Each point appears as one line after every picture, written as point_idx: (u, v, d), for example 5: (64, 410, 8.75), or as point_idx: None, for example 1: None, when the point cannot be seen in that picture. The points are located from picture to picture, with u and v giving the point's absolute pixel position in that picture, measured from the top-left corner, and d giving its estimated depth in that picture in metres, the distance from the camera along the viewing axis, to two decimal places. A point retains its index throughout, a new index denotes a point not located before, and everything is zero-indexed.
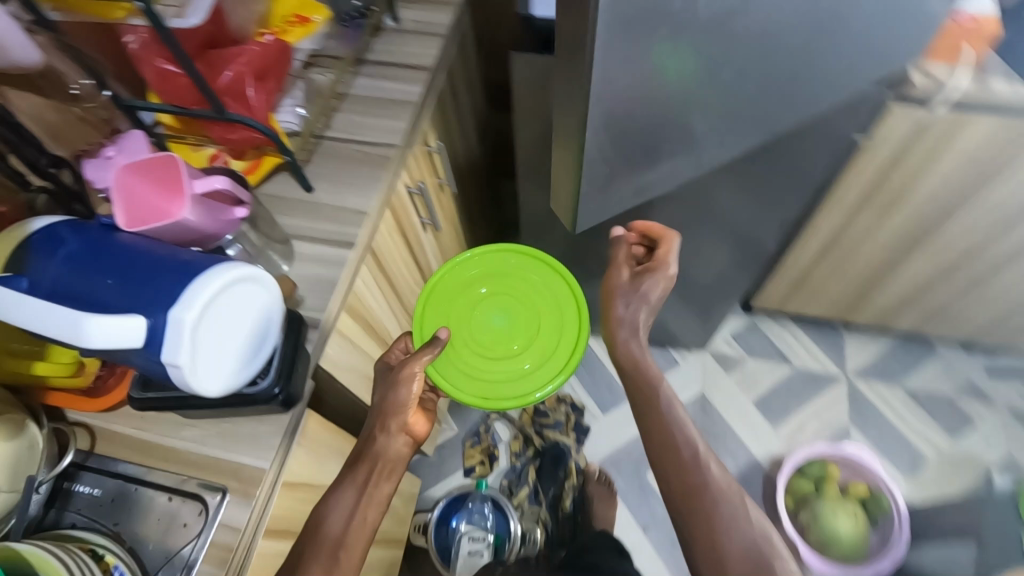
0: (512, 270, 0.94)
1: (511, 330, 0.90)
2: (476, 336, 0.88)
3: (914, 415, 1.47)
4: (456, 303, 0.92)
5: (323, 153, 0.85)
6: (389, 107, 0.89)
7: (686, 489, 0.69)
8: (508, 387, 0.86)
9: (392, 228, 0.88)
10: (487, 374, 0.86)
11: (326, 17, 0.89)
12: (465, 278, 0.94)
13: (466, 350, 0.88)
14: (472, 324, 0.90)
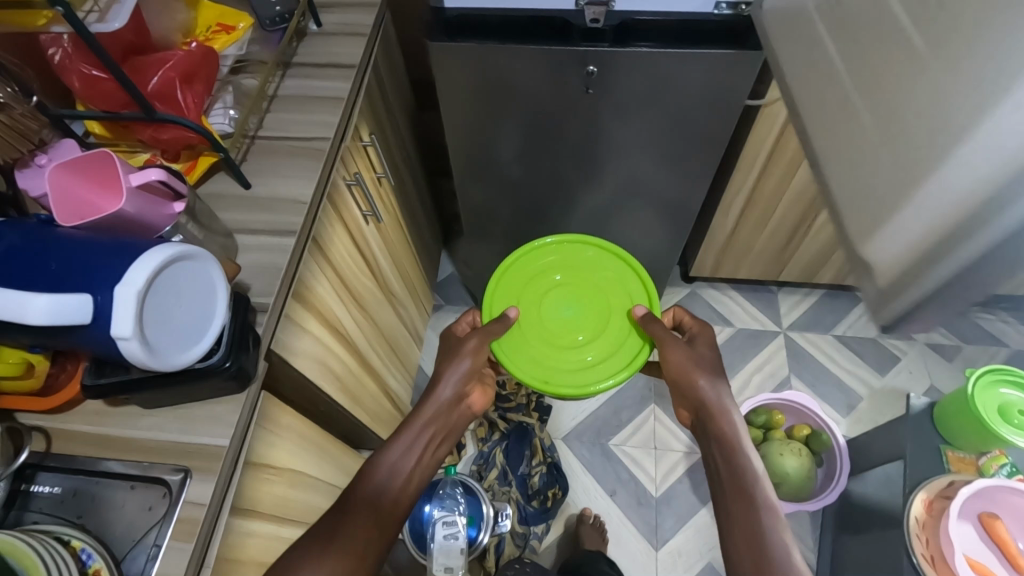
0: (585, 266, 1.09)
1: (580, 323, 1.03)
2: (547, 327, 1.02)
3: (845, 358, 1.60)
4: (530, 288, 1.07)
5: (256, 150, 0.88)
6: (320, 103, 0.93)
7: (743, 494, 0.77)
8: (572, 375, 0.97)
9: (335, 218, 0.92)
10: (553, 360, 0.99)
11: (251, 24, 0.94)
12: (539, 267, 1.09)
13: (538, 335, 1.01)
14: (543, 314, 1.04)
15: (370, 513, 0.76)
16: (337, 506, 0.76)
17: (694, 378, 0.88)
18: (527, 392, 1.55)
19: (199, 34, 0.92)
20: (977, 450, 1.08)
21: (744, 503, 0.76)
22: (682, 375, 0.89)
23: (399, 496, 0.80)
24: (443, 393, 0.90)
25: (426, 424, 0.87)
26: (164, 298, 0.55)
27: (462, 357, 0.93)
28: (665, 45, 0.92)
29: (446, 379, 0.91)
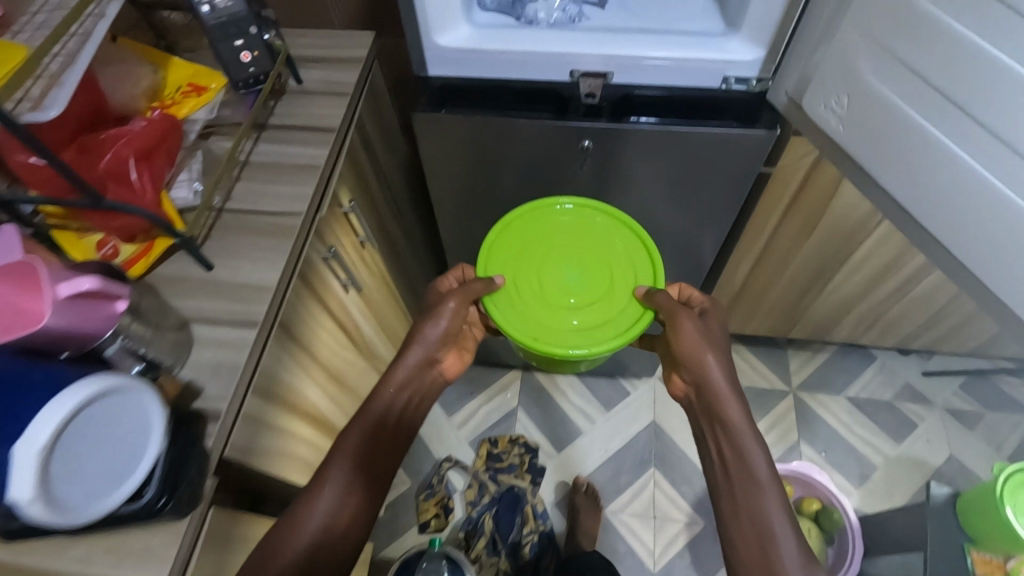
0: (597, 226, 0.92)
1: (581, 289, 0.86)
2: (544, 289, 0.86)
3: (858, 423, 1.51)
4: (530, 249, 0.91)
5: (222, 226, 0.82)
6: (293, 171, 0.87)
7: (738, 484, 0.73)
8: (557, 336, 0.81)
9: (306, 295, 0.85)
10: (547, 324, 0.83)
11: (224, 84, 0.88)
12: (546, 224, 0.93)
13: (533, 298, 0.85)
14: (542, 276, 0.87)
15: (351, 484, 0.71)
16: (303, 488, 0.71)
17: (703, 356, 0.77)
18: (519, 451, 1.48)
19: (168, 94, 0.86)
20: (1004, 552, 0.97)
21: (746, 498, 0.71)
22: (692, 355, 0.78)
23: (382, 458, 0.75)
24: (416, 357, 0.80)
25: (399, 389, 0.79)
26: (81, 439, 0.48)
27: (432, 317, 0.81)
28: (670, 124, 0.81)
29: (415, 347, 0.81)
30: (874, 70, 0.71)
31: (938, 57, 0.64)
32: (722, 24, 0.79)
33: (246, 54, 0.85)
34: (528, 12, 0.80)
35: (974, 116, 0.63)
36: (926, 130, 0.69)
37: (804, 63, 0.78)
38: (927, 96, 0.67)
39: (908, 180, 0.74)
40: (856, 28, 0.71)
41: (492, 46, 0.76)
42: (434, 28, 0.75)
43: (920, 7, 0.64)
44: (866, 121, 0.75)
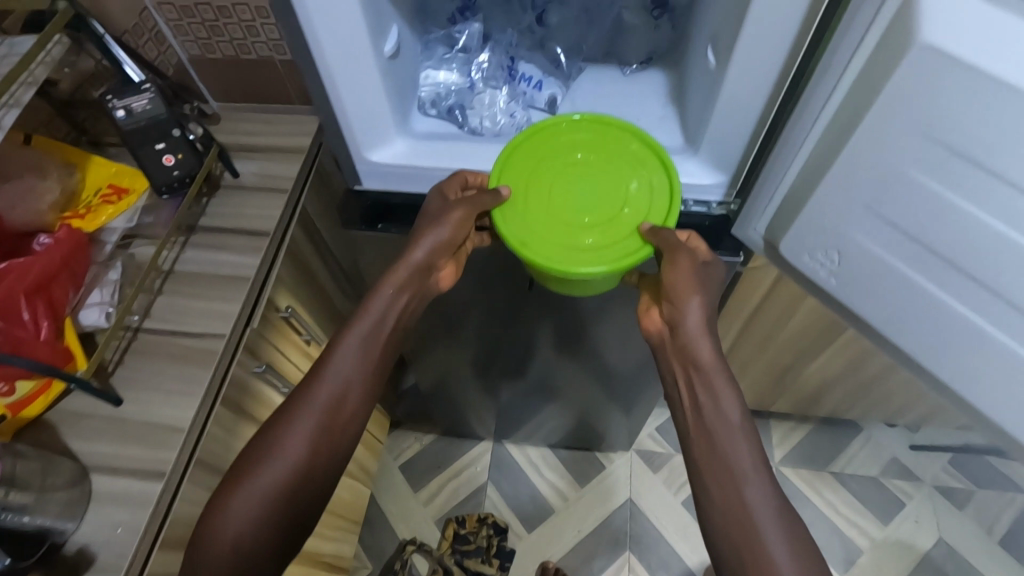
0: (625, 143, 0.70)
1: (591, 207, 0.67)
2: (548, 196, 0.68)
3: (843, 500, 1.44)
4: (542, 156, 0.70)
5: (137, 349, 0.75)
6: (218, 284, 0.80)
7: (702, 429, 0.68)
8: (565, 254, 0.65)
9: (230, 420, 0.78)
10: (543, 234, 0.66)
11: (146, 189, 0.81)
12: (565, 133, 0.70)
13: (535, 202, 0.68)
14: (548, 183, 0.68)
15: (348, 384, 0.70)
16: (286, 409, 0.69)
17: (686, 301, 0.68)
18: (488, 533, 1.40)
19: (86, 198, 0.80)
20: None
21: (712, 441, 0.67)
22: (687, 290, 0.68)
23: (380, 357, 0.73)
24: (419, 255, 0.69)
25: (397, 292, 0.72)
26: None
27: (433, 212, 0.68)
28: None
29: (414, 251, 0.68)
30: (871, 237, 0.62)
31: (945, 230, 0.55)
32: (682, 136, 0.72)
33: (168, 158, 0.78)
34: (471, 119, 0.72)
35: (1005, 296, 0.55)
36: (938, 297, 0.60)
37: (774, 204, 0.68)
38: (940, 269, 0.58)
39: (926, 333, 0.64)
40: (839, 196, 0.60)
41: (429, 161, 0.70)
42: (364, 143, 0.68)
43: (924, 184, 0.54)
44: (864, 280, 0.65)
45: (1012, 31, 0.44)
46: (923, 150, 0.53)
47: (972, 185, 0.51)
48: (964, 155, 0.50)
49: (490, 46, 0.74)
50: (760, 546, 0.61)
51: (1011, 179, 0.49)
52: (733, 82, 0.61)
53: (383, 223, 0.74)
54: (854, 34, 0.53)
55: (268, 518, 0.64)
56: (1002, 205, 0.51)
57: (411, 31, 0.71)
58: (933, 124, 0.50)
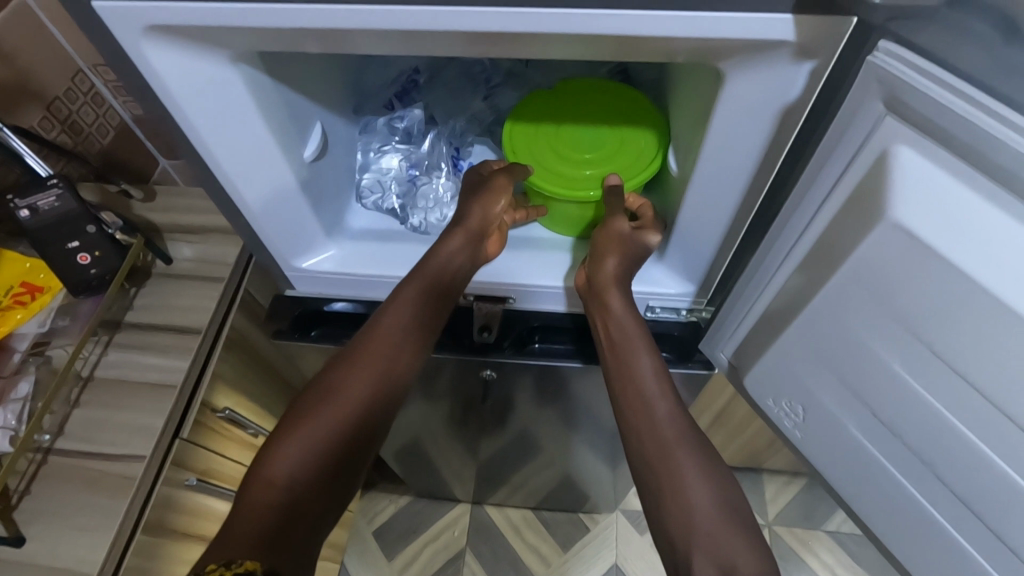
0: (635, 98, 0.60)
1: (592, 154, 0.59)
2: (555, 139, 0.60)
3: (838, 562, 1.36)
4: (556, 104, 0.61)
5: (46, 474, 0.67)
6: (143, 393, 0.72)
7: (622, 380, 0.55)
8: (549, 178, 0.59)
9: (155, 547, 0.70)
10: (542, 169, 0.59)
11: (61, 289, 0.74)
12: (580, 87, 0.61)
13: (546, 143, 0.60)
14: (558, 127, 0.60)
15: (405, 341, 0.58)
16: (337, 364, 0.58)
17: (603, 259, 0.57)
18: None
19: None
20: None
21: (627, 395, 0.55)
22: (609, 245, 0.57)
23: (438, 317, 0.60)
24: (469, 221, 0.59)
25: (453, 253, 0.59)
26: None
27: (477, 182, 0.61)
28: (577, 359, 0.64)
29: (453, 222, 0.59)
30: (843, 412, 0.46)
31: (922, 435, 0.41)
32: None
33: (83, 256, 0.70)
34: (414, 216, 0.65)
35: (1015, 550, 0.38)
36: (922, 509, 0.44)
37: (740, 333, 0.56)
38: (929, 482, 0.42)
39: (913, 552, 0.47)
40: (800, 348, 0.47)
41: (363, 267, 0.62)
42: (290, 252, 0.61)
43: (902, 376, 0.40)
44: (837, 461, 0.49)
45: (1006, 225, 0.31)
46: (898, 336, 0.39)
47: (961, 398, 0.37)
48: (945, 359, 0.36)
49: (434, 133, 0.66)
50: (675, 481, 0.50)
51: (1009, 413, 0.34)
52: (694, 192, 0.51)
53: (317, 330, 0.67)
54: (822, 180, 0.42)
55: (318, 474, 0.52)
56: (999, 434, 0.36)
57: (342, 121, 0.64)
58: (906, 308, 0.37)
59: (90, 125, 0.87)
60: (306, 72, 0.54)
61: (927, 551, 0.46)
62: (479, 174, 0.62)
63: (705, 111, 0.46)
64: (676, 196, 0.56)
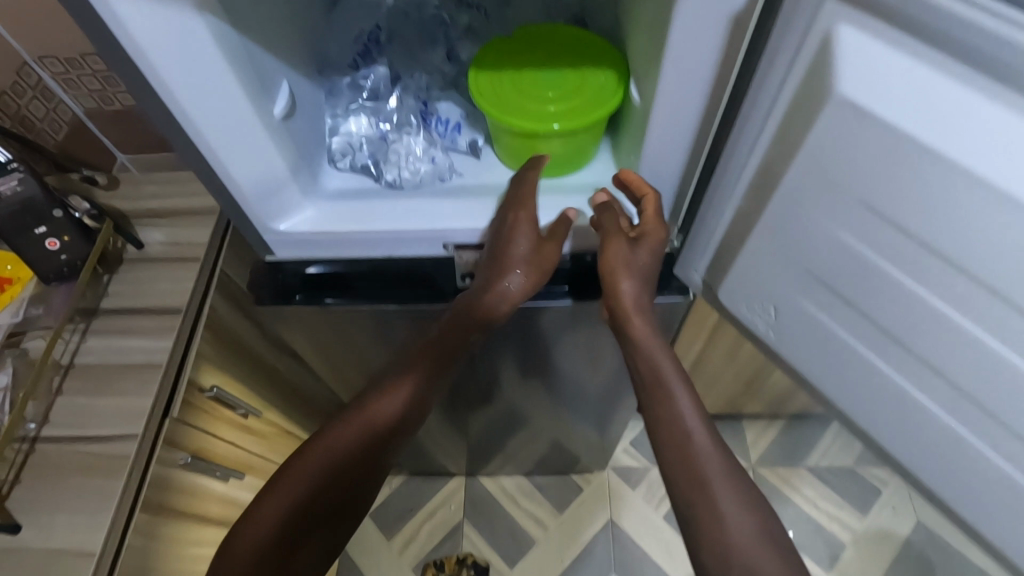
0: (589, 41, 0.62)
1: (555, 92, 0.61)
2: (518, 82, 0.61)
3: (821, 495, 1.42)
4: (515, 51, 0.62)
5: (35, 463, 0.66)
6: (127, 375, 0.71)
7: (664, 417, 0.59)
8: (516, 114, 0.59)
9: (154, 528, 0.70)
10: (509, 108, 0.59)
11: (32, 279, 0.73)
12: (535, 34, 0.63)
13: (509, 86, 0.61)
14: (519, 72, 0.61)
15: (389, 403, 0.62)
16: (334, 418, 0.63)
17: (616, 282, 0.58)
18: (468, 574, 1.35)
19: None
20: None
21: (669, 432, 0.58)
22: (619, 269, 0.58)
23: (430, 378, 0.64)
24: (515, 281, 0.60)
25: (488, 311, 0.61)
26: None
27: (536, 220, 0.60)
28: (566, 297, 0.68)
29: (499, 262, 0.59)
30: (811, 301, 0.52)
31: (882, 304, 0.46)
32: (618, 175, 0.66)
33: (53, 242, 0.70)
34: (388, 172, 0.66)
35: (961, 387, 0.45)
36: (884, 373, 0.50)
37: (711, 246, 0.60)
38: (894, 353, 0.48)
39: (882, 415, 0.53)
40: (768, 246, 0.52)
41: (340, 224, 0.63)
42: (267, 214, 0.61)
43: (862, 251, 0.45)
44: (808, 346, 0.55)
45: (947, 88, 0.35)
46: (864, 218, 0.43)
47: (914, 259, 0.42)
48: (898, 222, 0.41)
49: (400, 88, 0.67)
50: (711, 517, 0.54)
51: (958, 263, 0.40)
52: (658, 117, 0.53)
53: (302, 293, 0.68)
54: (776, 83, 0.45)
55: (296, 523, 0.58)
56: (949, 284, 0.41)
57: (307, 81, 0.64)
58: (871, 191, 0.42)
59: (41, 121, 0.85)
60: (267, 25, 0.55)
61: (893, 410, 0.52)
62: (511, 219, 0.59)
63: (661, 33, 0.49)
64: (641, 126, 0.58)
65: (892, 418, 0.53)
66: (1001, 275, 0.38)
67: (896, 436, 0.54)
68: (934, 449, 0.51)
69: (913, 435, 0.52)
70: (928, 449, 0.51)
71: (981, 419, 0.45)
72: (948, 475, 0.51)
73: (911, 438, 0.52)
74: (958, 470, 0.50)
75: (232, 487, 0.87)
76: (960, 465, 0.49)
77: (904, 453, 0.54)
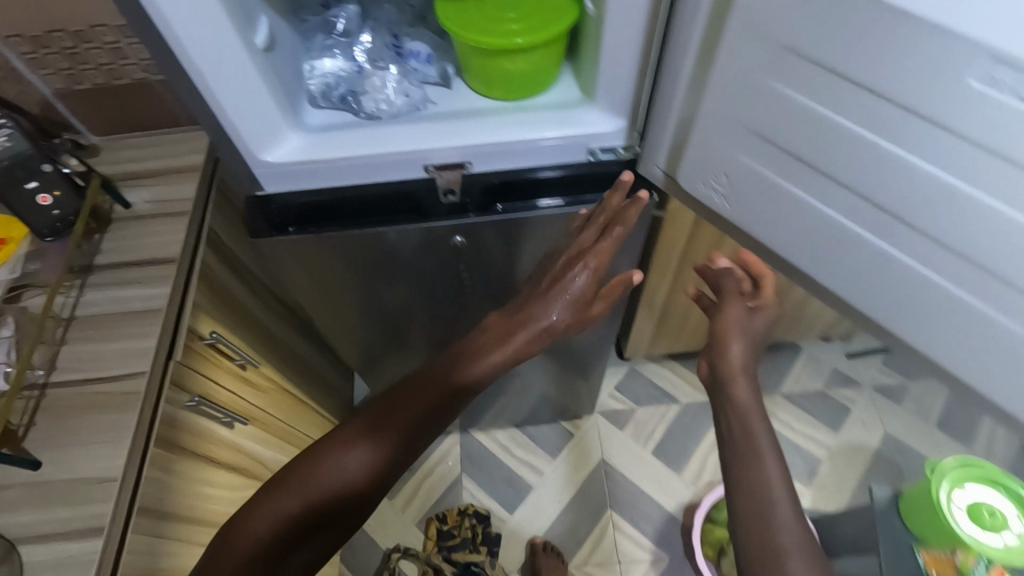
0: None
1: (516, 14, 0.65)
2: (482, 7, 0.66)
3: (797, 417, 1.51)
4: None
5: (47, 406, 0.69)
6: (128, 320, 0.74)
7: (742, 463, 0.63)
8: (481, 33, 0.63)
9: (167, 464, 0.73)
10: (475, 28, 0.64)
11: (28, 236, 0.74)
12: None
13: (474, 11, 0.65)
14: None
15: (394, 422, 0.63)
16: (342, 430, 0.64)
17: (727, 343, 0.71)
18: (471, 523, 1.38)
19: None
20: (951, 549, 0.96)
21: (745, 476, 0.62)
22: (732, 330, 0.72)
23: (435, 404, 0.63)
24: (552, 322, 0.67)
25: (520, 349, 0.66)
26: None
27: (600, 275, 0.68)
28: (540, 202, 0.74)
29: (557, 300, 0.67)
30: (755, 159, 0.59)
31: (816, 143, 0.53)
32: (580, 91, 0.72)
33: (44, 197, 0.72)
34: (366, 104, 0.70)
35: (881, 205, 0.52)
36: (824, 213, 0.57)
37: (669, 137, 0.65)
38: (831, 190, 0.55)
39: (825, 257, 0.60)
40: (714, 112, 0.59)
41: (326, 151, 0.67)
42: (256, 144, 0.65)
43: (792, 97, 0.52)
44: (758, 203, 0.62)
45: None
46: (792, 63, 0.50)
47: (835, 92, 0.49)
48: (818, 61, 0.48)
49: (370, 26, 0.73)
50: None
51: (866, 86, 0.47)
52: (611, 20, 0.59)
53: (295, 226, 0.73)
54: None
55: (292, 528, 0.59)
56: (861, 108, 0.48)
57: (283, 23, 0.69)
58: (797, 36, 0.48)
59: (13, 99, 0.86)
60: None
61: (840, 250, 0.59)
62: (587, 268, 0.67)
63: None
64: (596, 36, 0.64)
65: (834, 259, 0.60)
66: (905, 89, 0.45)
67: (838, 274, 0.61)
68: (873, 278, 0.58)
69: (854, 268, 0.59)
70: (878, 280, 0.58)
71: (907, 233, 0.53)
72: (889, 301, 0.58)
73: (855, 277, 0.59)
74: (899, 295, 0.57)
75: (240, 433, 0.91)
76: (900, 288, 0.56)
77: (854, 293, 0.61)
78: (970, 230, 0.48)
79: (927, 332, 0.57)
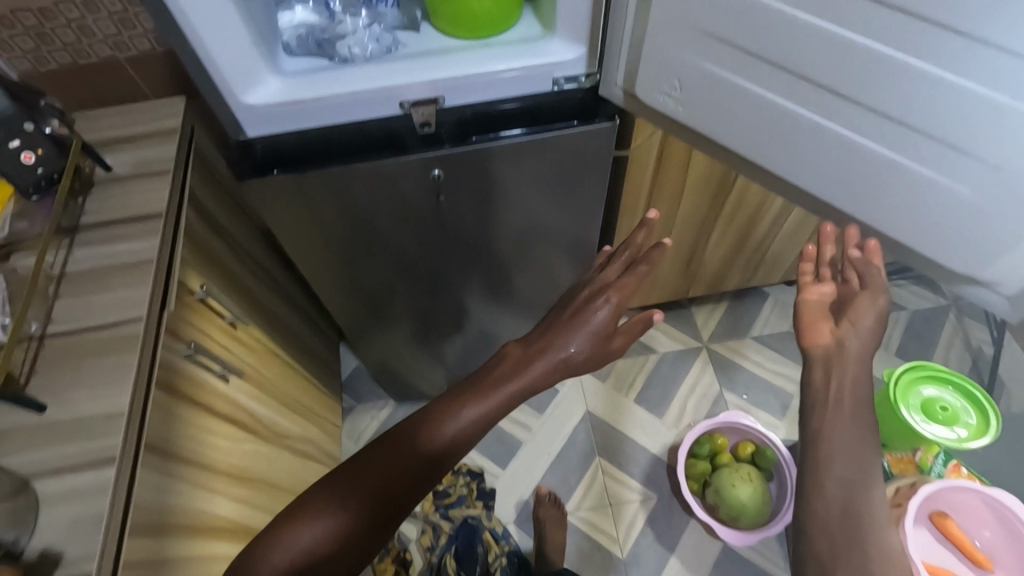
0: None
1: None
2: None
3: (767, 357, 1.59)
4: None
5: (46, 356, 0.70)
6: (119, 273, 0.76)
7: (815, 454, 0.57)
8: None
9: (168, 408, 0.75)
10: None
11: (14, 194, 0.74)
12: None
13: None
14: None
15: (382, 476, 0.58)
16: (330, 479, 0.59)
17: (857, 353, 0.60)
18: (465, 480, 1.42)
19: None
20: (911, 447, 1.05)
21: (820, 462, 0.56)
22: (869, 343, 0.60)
23: (420, 459, 0.59)
24: (572, 355, 0.66)
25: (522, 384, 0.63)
26: None
27: (620, 311, 0.69)
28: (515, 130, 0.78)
29: (578, 333, 0.66)
30: (708, 58, 0.65)
31: (762, 34, 0.60)
32: (541, 28, 0.77)
33: (27, 155, 0.73)
34: (339, 48, 0.74)
35: (819, 82, 0.59)
36: (774, 103, 0.64)
37: (626, 55, 0.72)
38: (775, 77, 0.62)
39: (775, 150, 0.67)
40: (670, 17, 0.65)
41: (306, 92, 0.71)
42: (237, 86, 0.68)
43: None
44: (711, 105, 0.69)
45: None
46: None
47: None
48: None
49: None
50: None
51: None
52: None
53: (279, 168, 0.75)
54: None
55: None
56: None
57: None
58: None
59: None
60: None
61: (786, 139, 0.66)
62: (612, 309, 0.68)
63: None
64: None
65: (783, 147, 0.67)
66: None
67: (787, 164, 0.68)
68: (818, 159, 0.65)
69: (800, 154, 0.66)
70: (823, 160, 0.65)
71: (843, 107, 0.60)
72: (834, 175, 0.66)
73: (804, 161, 0.67)
74: (839, 169, 0.65)
75: (235, 388, 0.93)
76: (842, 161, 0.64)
77: (804, 178, 0.68)
78: (909, 93, 0.55)
79: (869, 195, 0.65)
